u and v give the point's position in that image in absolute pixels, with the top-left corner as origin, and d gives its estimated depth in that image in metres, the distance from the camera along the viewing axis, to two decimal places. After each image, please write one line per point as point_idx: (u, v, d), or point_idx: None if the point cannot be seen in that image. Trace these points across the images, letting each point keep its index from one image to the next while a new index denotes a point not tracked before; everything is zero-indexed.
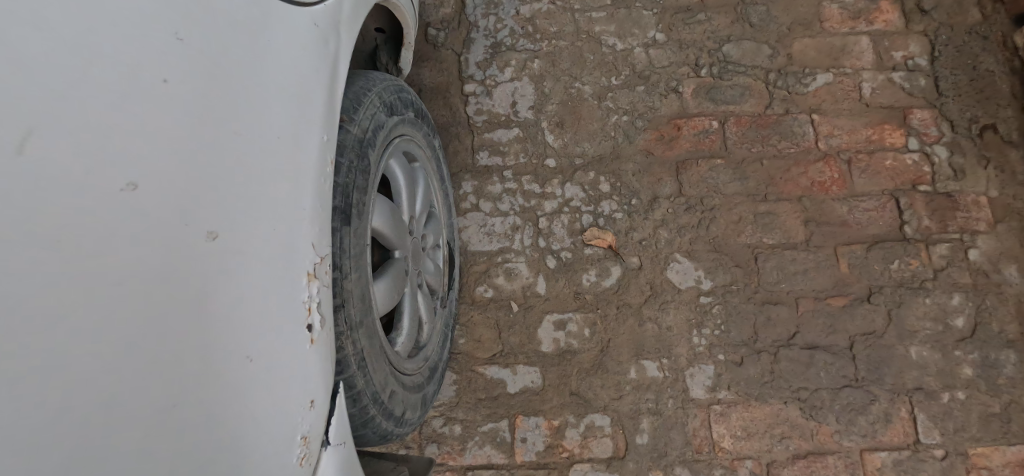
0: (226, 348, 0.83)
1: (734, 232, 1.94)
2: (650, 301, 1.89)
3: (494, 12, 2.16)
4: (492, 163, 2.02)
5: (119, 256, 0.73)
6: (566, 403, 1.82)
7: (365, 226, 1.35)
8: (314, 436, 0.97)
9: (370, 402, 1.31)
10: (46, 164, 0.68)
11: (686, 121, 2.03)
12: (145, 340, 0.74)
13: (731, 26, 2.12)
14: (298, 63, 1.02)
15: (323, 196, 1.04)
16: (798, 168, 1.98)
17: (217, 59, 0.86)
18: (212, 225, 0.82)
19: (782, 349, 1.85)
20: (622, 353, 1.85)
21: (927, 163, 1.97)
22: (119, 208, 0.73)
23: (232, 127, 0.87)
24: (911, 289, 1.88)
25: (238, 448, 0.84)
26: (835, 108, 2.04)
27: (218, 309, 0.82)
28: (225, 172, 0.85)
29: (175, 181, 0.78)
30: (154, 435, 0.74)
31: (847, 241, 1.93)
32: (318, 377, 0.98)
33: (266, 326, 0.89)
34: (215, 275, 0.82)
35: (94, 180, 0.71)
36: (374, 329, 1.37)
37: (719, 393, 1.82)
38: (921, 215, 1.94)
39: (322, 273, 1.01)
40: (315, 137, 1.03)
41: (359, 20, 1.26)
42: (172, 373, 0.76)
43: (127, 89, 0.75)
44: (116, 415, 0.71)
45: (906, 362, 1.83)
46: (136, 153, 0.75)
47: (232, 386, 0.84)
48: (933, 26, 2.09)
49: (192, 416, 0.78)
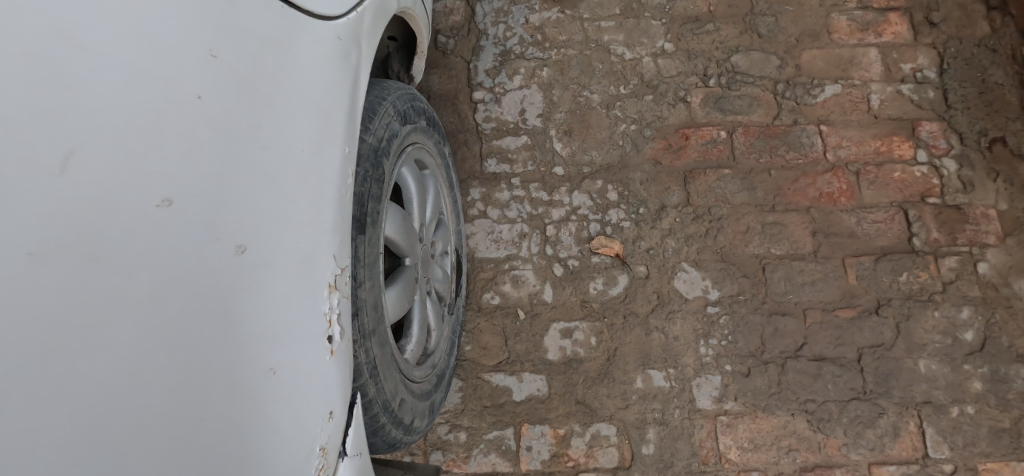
0: (250, 364, 0.83)
1: (742, 242, 1.93)
2: (657, 310, 1.88)
3: (503, 21, 2.18)
4: (500, 170, 2.02)
5: (152, 275, 0.72)
6: (571, 412, 1.81)
7: (378, 234, 1.35)
8: (332, 447, 0.97)
9: (380, 410, 1.31)
10: (85, 184, 0.67)
11: (695, 130, 2.04)
12: (176, 357, 0.73)
13: (739, 36, 2.13)
14: (324, 75, 1.02)
15: (344, 207, 1.04)
16: (806, 179, 1.98)
17: (247, 75, 0.86)
18: (240, 240, 0.82)
19: (789, 360, 1.83)
20: (628, 362, 1.84)
21: (936, 175, 1.97)
22: (153, 227, 0.72)
23: (261, 143, 0.87)
24: (919, 302, 1.87)
25: (262, 461, 0.84)
26: (843, 119, 2.04)
27: (245, 326, 0.82)
28: (254, 188, 0.85)
29: (206, 199, 0.78)
30: (184, 453, 0.74)
31: (855, 253, 1.92)
32: (336, 389, 0.98)
33: (289, 341, 0.89)
34: (242, 290, 0.82)
35: (130, 199, 0.70)
36: (386, 337, 1.37)
37: (726, 404, 1.81)
38: (930, 227, 1.93)
39: (341, 284, 1.01)
40: (338, 149, 1.03)
41: (379, 29, 1.25)
42: (201, 390, 0.76)
43: (163, 105, 0.75)
44: (146, 437, 0.71)
45: (915, 375, 1.81)
46: (170, 170, 0.74)
47: (256, 401, 0.84)
48: (942, 38, 2.10)
49: (218, 436, 0.78)
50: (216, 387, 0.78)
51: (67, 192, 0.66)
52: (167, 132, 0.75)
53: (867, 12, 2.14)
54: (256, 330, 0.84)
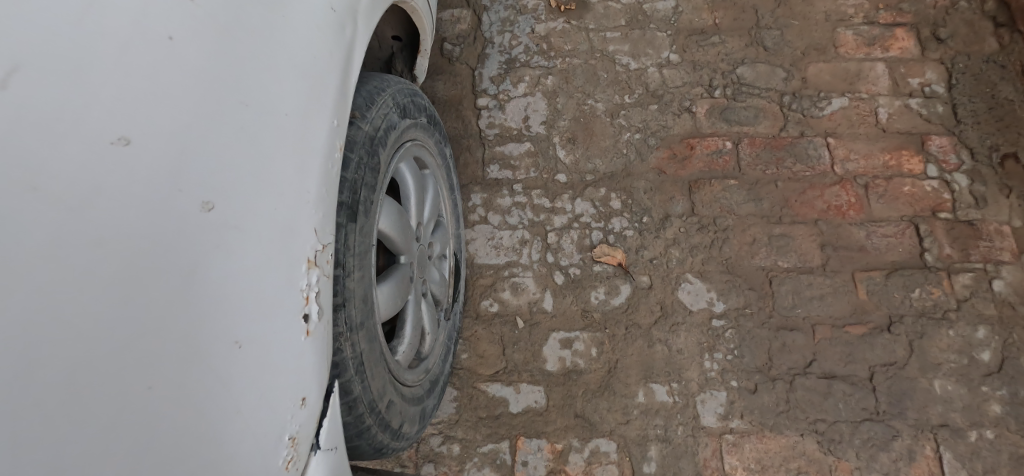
0: (212, 328, 0.80)
1: (748, 254, 1.90)
2: (661, 322, 1.84)
3: (509, 30, 2.21)
4: (502, 176, 2.02)
5: (103, 211, 0.71)
6: (570, 425, 1.75)
7: (371, 226, 1.34)
8: (303, 437, 0.94)
9: (367, 410, 1.28)
10: (30, 100, 0.68)
11: (700, 140, 2.03)
12: (126, 299, 0.72)
13: (745, 49, 2.14)
14: (311, 45, 1.03)
15: (330, 183, 1.03)
16: (813, 191, 1.95)
17: (226, 27, 0.87)
18: (207, 193, 0.81)
19: (798, 377, 1.77)
20: (630, 374, 1.79)
21: (947, 190, 1.93)
22: (108, 162, 0.72)
23: (239, 97, 0.87)
24: (932, 320, 1.81)
25: (216, 431, 0.80)
26: (851, 132, 2.02)
27: (208, 282, 0.80)
28: (226, 142, 0.84)
29: (170, 144, 0.77)
30: (126, 401, 0.72)
31: (865, 267, 1.88)
32: (311, 373, 0.95)
33: (259, 309, 0.87)
34: (207, 246, 0.80)
35: (81, 130, 0.71)
36: (375, 332, 1.34)
37: (731, 422, 1.74)
38: (942, 242, 1.88)
39: (322, 262, 0.99)
40: (324, 122, 1.03)
41: (376, 15, 1.27)
42: (151, 339, 0.74)
43: (126, 42, 0.76)
44: (83, 376, 0.69)
45: (929, 395, 1.74)
46: (131, 107, 0.75)
47: (216, 367, 0.81)
48: (950, 53, 2.09)
49: (166, 393, 0.75)
50: (169, 340, 0.76)
51: (9, 106, 0.67)
52: (130, 69, 0.75)
53: (873, 27, 2.15)
54: (220, 289, 0.82)
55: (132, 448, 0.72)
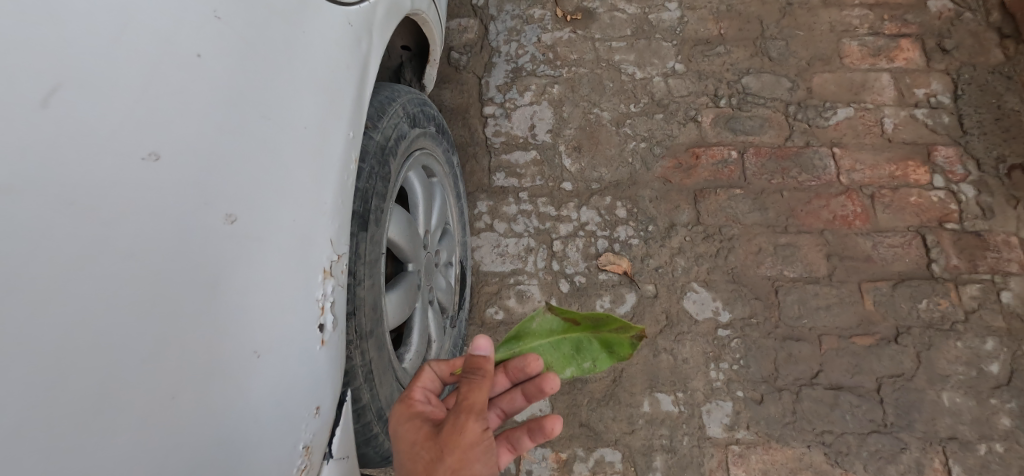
0: (235, 340, 0.81)
1: (754, 263, 1.89)
2: (666, 331, 1.83)
3: (516, 39, 2.24)
4: (508, 184, 2.02)
5: (133, 227, 0.72)
6: (574, 434, 1.74)
7: (381, 234, 1.35)
8: (316, 446, 0.95)
9: (375, 418, 1.28)
10: (64, 118, 0.69)
11: (705, 150, 2.03)
12: (154, 314, 0.73)
13: (750, 59, 2.15)
14: (331, 59, 1.04)
15: (344, 194, 1.04)
16: (819, 201, 1.95)
17: (252, 43, 0.88)
18: (232, 207, 0.82)
19: (804, 388, 1.76)
20: (636, 384, 1.79)
21: (954, 200, 1.93)
22: (139, 178, 0.73)
23: (262, 112, 0.88)
24: (940, 331, 1.80)
25: (235, 442, 0.81)
26: (857, 142, 2.02)
27: (230, 295, 0.81)
28: (250, 156, 0.85)
29: (198, 159, 0.78)
30: (152, 415, 0.73)
31: (871, 278, 1.87)
32: (325, 383, 0.96)
33: (277, 320, 0.87)
34: (231, 259, 0.81)
35: (114, 147, 0.71)
36: (383, 340, 1.34)
37: (737, 432, 1.73)
38: (949, 253, 1.88)
39: (337, 271, 1.00)
40: (340, 135, 1.04)
41: (390, 28, 1.29)
42: (177, 352, 0.75)
43: (158, 59, 0.76)
44: (112, 391, 0.70)
45: (938, 407, 1.72)
46: (161, 123, 0.75)
47: (237, 379, 0.81)
48: (955, 65, 2.10)
49: (189, 407, 0.76)
50: (192, 355, 0.76)
51: (47, 125, 0.67)
52: (161, 85, 0.76)
53: (878, 38, 2.16)
54: (241, 302, 0.82)
55: (155, 462, 0.73)
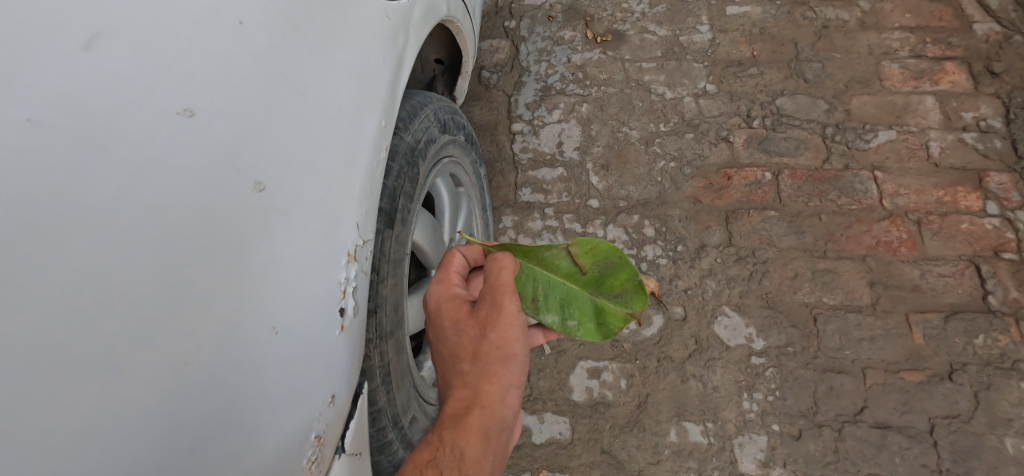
0: (253, 311, 0.79)
1: (790, 288, 1.80)
2: (695, 357, 1.73)
3: (546, 60, 2.28)
4: (534, 200, 2.00)
5: (161, 181, 0.72)
6: (595, 462, 1.64)
7: (407, 235, 1.32)
8: (328, 438, 0.90)
9: (391, 424, 1.21)
10: (104, 63, 0.71)
11: (737, 171, 1.98)
12: (172, 271, 0.72)
13: (784, 80, 2.12)
14: (368, 46, 1.05)
15: (373, 179, 1.01)
16: (860, 225, 1.86)
17: (293, 20, 0.89)
18: (261, 176, 0.81)
19: (846, 425, 1.62)
20: (661, 411, 1.68)
21: (1010, 228, 1.81)
22: (172, 133, 0.74)
23: (297, 87, 0.88)
24: (1000, 370, 1.65)
25: (244, 420, 0.78)
26: (900, 166, 1.93)
27: (253, 263, 0.79)
28: (283, 128, 0.85)
29: (232, 123, 0.79)
30: (161, 375, 0.71)
31: (920, 309, 1.74)
32: (342, 372, 0.92)
33: (298, 296, 0.84)
34: (257, 228, 0.80)
35: (152, 101, 0.73)
36: (402, 345, 1.29)
37: (772, 469, 1.60)
38: (1006, 285, 1.74)
39: (362, 257, 0.96)
40: (373, 122, 1.03)
41: (426, 30, 1.30)
42: (193, 312, 0.73)
43: (202, 22, 0.78)
44: (123, 340, 0.69)
45: (1000, 455, 1.56)
46: (199, 84, 0.76)
47: (252, 353, 0.79)
48: (1005, 88, 2.01)
49: (201, 372, 0.74)
50: (207, 320, 0.74)
51: (86, 66, 0.70)
52: (201, 46, 0.77)
53: (920, 61, 2.10)
54: (264, 272, 0.80)
55: (160, 424, 0.71)
